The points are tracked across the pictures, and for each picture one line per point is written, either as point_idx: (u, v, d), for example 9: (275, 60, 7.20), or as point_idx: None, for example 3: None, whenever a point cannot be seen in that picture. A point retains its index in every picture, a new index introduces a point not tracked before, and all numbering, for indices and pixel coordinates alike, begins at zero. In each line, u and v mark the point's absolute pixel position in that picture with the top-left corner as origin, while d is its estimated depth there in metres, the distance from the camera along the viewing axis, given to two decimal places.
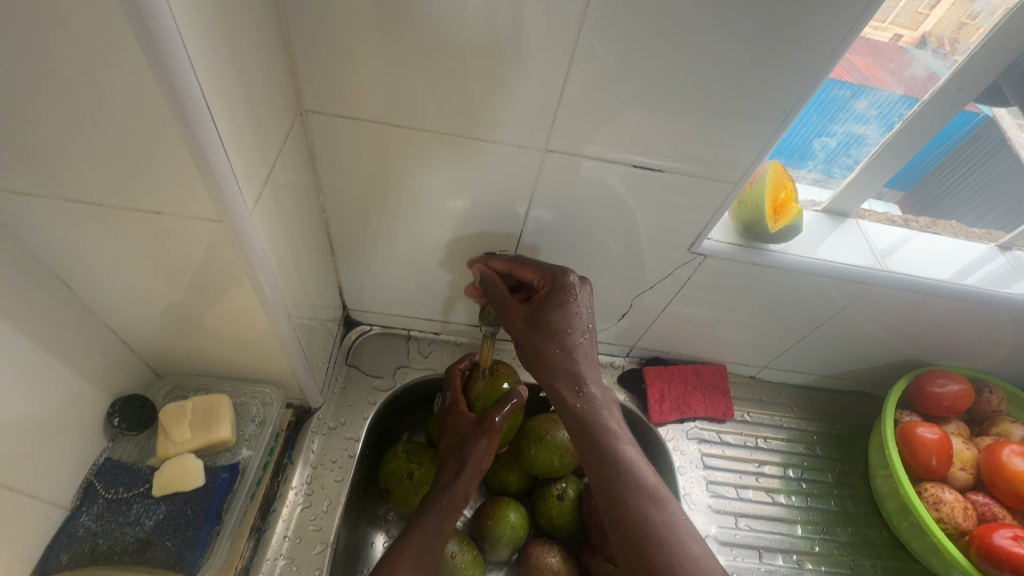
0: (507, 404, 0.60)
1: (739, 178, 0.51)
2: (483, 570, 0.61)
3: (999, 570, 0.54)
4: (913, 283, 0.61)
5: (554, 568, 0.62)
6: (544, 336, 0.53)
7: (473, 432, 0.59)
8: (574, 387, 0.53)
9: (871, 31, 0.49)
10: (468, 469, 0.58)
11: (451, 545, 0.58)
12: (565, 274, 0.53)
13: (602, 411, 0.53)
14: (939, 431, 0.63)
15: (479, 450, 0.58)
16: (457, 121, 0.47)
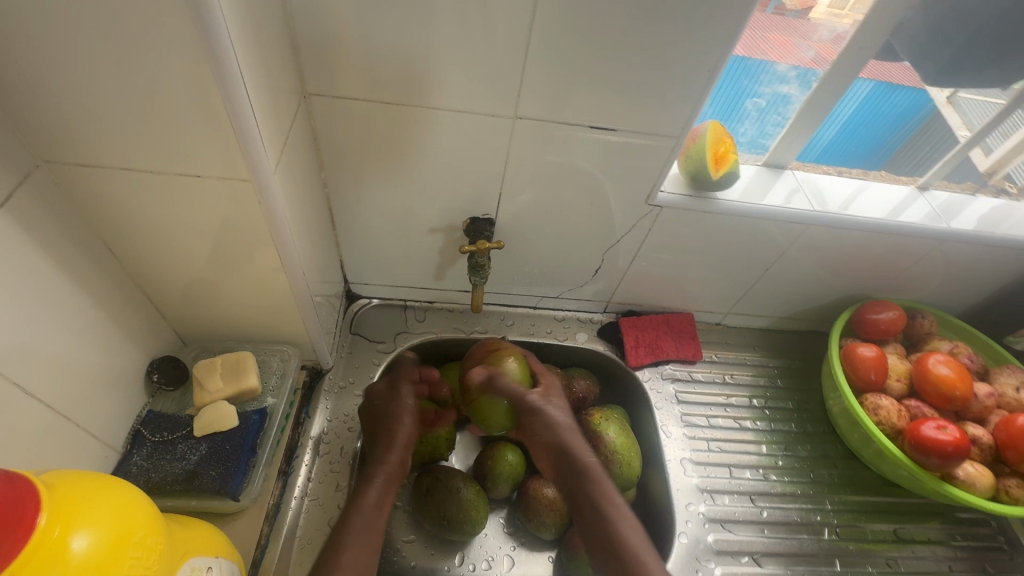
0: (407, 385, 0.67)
1: (680, 134, 0.57)
2: (486, 504, 0.70)
3: (928, 457, 0.63)
4: (841, 220, 0.69)
5: (550, 498, 0.69)
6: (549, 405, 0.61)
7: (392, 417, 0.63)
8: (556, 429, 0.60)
9: (824, 15, 0.60)
10: (392, 452, 0.59)
11: (467, 489, 0.68)
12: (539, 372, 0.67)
13: (595, 467, 0.58)
14: (877, 349, 0.72)
15: (402, 435, 0.61)
16: (439, 96, 0.53)
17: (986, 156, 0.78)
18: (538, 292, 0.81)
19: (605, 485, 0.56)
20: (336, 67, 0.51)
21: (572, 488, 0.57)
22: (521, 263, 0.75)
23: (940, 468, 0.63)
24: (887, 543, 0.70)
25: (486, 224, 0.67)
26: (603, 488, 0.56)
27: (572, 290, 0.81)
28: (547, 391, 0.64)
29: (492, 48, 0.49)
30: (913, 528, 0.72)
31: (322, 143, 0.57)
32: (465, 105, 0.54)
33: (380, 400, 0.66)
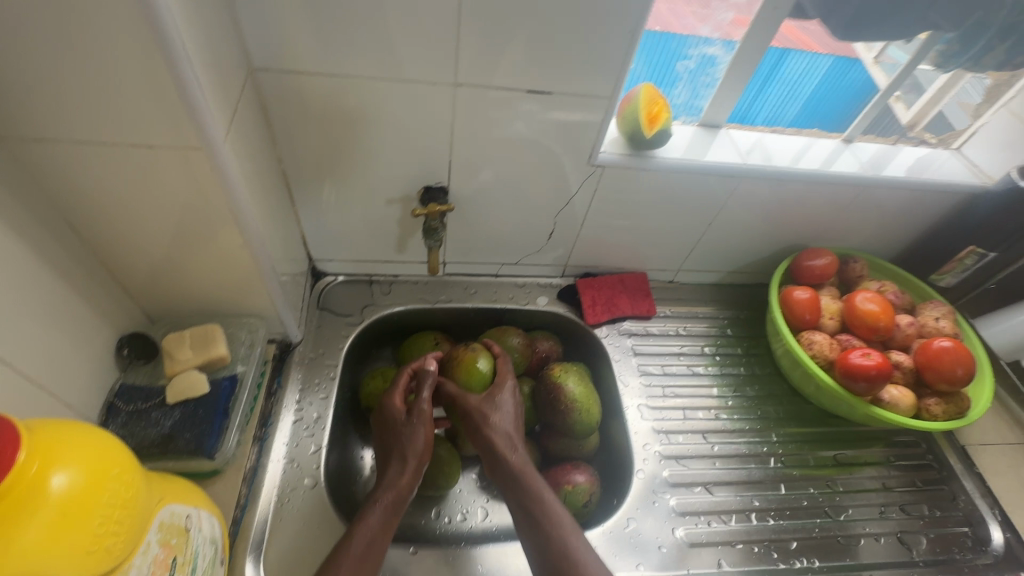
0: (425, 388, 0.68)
1: (611, 95, 0.61)
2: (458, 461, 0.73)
3: (855, 382, 0.69)
4: (771, 172, 0.74)
5: None
6: (488, 412, 0.67)
7: (408, 425, 0.65)
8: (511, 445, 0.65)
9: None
10: (385, 490, 0.60)
11: (442, 446, 0.71)
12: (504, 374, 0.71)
13: (530, 469, 0.64)
14: (811, 292, 0.77)
15: (394, 469, 0.62)
16: (381, 67, 0.56)
17: (907, 109, 0.85)
18: (498, 259, 0.85)
19: (538, 486, 0.62)
20: (281, 43, 0.53)
21: (510, 491, 0.63)
22: (479, 231, 0.79)
23: (868, 392, 0.69)
24: (829, 467, 0.76)
25: (439, 192, 0.70)
26: (536, 489, 0.62)
27: (530, 256, 0.85)
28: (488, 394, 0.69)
29: (428, 18, 0.52)
30: (851, 453, 0.78)
31: (274, 119, 0.60)
32: (408, 74, 0.57)
33: (378, 434, 0.67)
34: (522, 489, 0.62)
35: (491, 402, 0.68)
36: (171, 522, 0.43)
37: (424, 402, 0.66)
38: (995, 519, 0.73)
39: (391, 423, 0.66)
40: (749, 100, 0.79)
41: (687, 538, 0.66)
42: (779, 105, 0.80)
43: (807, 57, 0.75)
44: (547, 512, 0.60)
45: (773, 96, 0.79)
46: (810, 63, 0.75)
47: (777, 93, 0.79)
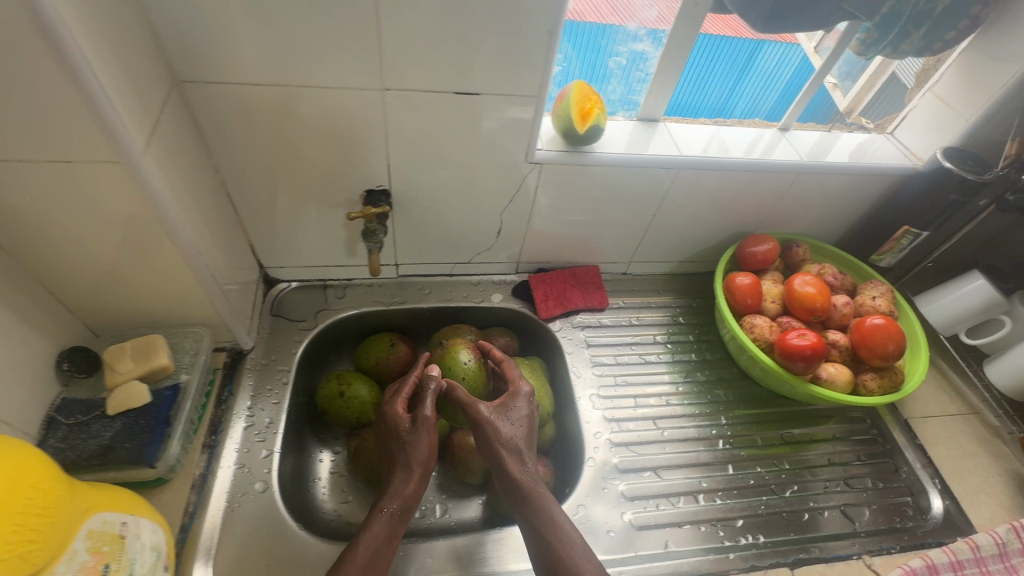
0: (428, 395, 0.67)
1: (539, 93, 0.63)
2: None
3: (792, 361, 0.71)
4: (707, 162, 0.76)
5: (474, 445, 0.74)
6: (499, 426, 0.66)
7: (412, 435, 0.65)
8: (520, 460, 0.65)
9: None
10: (392, 497, 0.62)
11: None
12: (519, 385, 0.71)
13: (535, 486, 0.64)
14: (752, 277, 0.79)
15: (401, 476, 0.63)
16: (306, 74, 0.57)
17: (844, 96, 0.86)
18: (450, 259, 0.86)
19: (543, 503, 0.62)
20: (202, 53, 0.54)
21: (514, 503, 0.64)
22: (427, 232, 0.80)
23: (806, 371, 0.71)
24: (776, 446, 0.79)
25: (381, 195, 0.71)
26: (541, 507, 0.62)
27: (481, 255, 0.86)
28: (498, 405, 0.68)
29: (346, 24, 0.53)
30: (798, 431, 0.81)
31: (206, 129, 0.60)
32: (334, 79, 0.58)
33: (386, 443, 0.67)
34: (527, 505, 0.63)
35: (501, 414, 0.67)
36: (102, 530, 0.44)
37: (426, 412, 0.66)
38: (935, 488, 0.76)
39: (399, 435, 0.66)
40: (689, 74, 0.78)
41: (636, 522, 0.68)
42: (755, 96, 0.83)
43: (782, 48, 0.77)
44: (550, 531, 0.60)
45: (748, 87, 0.82)
46: (786, 54, 0.78)
47: (753, 84, 0.81)
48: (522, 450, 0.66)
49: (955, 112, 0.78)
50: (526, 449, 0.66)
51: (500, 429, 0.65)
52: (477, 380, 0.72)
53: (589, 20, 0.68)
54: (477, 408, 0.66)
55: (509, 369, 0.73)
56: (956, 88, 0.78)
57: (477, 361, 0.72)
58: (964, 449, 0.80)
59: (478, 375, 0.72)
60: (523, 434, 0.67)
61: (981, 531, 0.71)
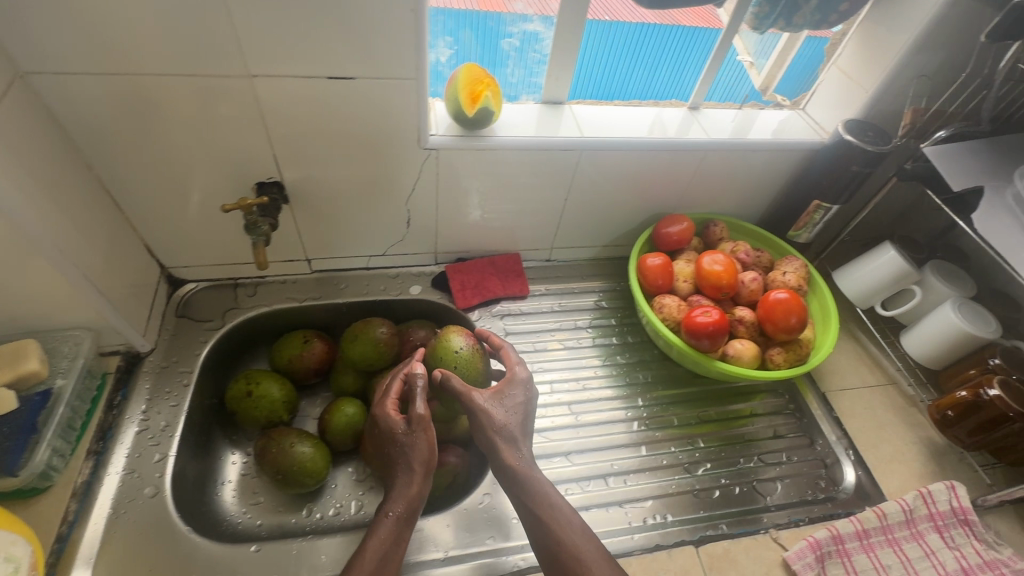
0: (416, 391, 0.64)
1: (417, 74, 0.61)
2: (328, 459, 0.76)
3: (697, 339, 0.71)
4: (610, 142, 0.75)
5: None
6: (493, 412, 0.63)
7: (410, 433, 0.61)
8: (513, 445, 0.63)
9: None
10: (396, 500, 0.59)
11: (305, 445, 0.72)
12: (514, 369, 0.68)
13: (531, 471, 0.62)
14: (663, 257, 0.79)
15: (404, 479, 0.60)
16: (164, 62, 0.55)
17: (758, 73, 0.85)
18: (363, 251, 0.84)
19: (539, 489, 0.60)
20: (43, 43, 0.51)
21: (508, 491, 0.61)
22: (333, 225, 0.78)
23: (711, 349, 0.71)
24: (691, 426, 0.79)
25: (273, 187, 0.69)
26: (535, 493, 0.60)
27: (395, 246, 0.85)
28: (493, 392, 0.65)
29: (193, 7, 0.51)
30: (716, 410, 0.81)
31: (68, 124, 0.58)
32: (194, 69, 0.56)
33: (385, 448, 0.63)
34: (520, 492, 0.60)
35: (495, 401, 0.64)
36: None
37: (419, 410, 0.62)
38: (849, 459, 0.77)
39: (392, 432, 0.62)
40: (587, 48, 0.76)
41: None
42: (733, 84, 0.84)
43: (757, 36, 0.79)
44: (547, 518, 0.58)
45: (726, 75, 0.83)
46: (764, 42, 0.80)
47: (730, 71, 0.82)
48: (517, 436, 0.63)
49: (856, 83, 0.78)
50: (523, 434, 0.64)
51: (493, 416, 0.63)
52: (473, 366, 0.70)
53: (473, 9, 0.68)
54: (471, 397, 0.64)
55: (507, 355, 0.70)
56: (857, 61, 0.78)
57: (473, 346, 0.71)
58: (880, 420, 0.81)
59: (475, 360, 0.70)
60: (517, 419, 0.65)
61: (890, 500, 0.72)
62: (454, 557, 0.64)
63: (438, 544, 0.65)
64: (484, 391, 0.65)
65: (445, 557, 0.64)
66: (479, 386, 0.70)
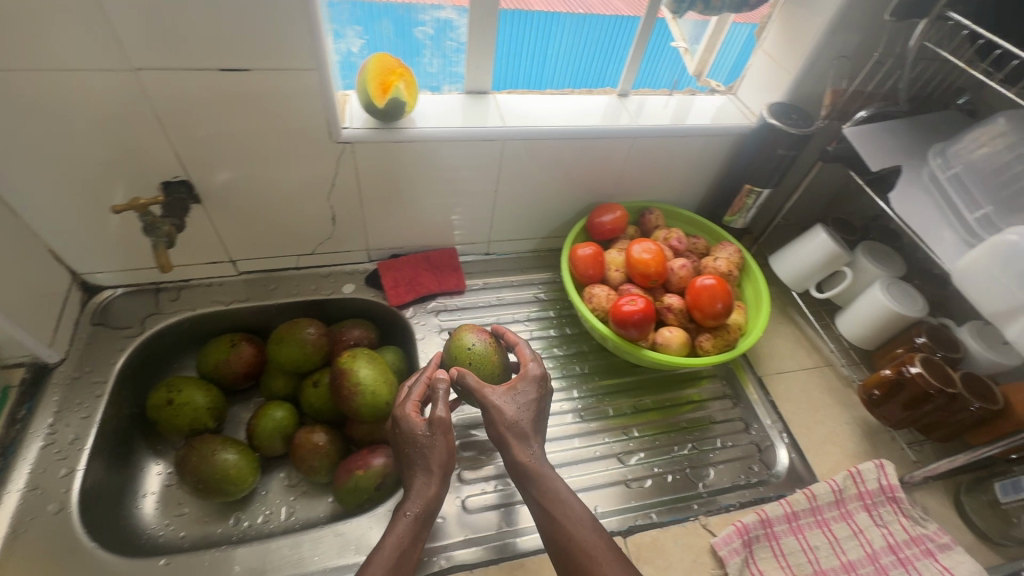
0: (440, 393, 0.61)
1: (317, 63, 0.59)
2: (257, 464, 0.74)
3: (623, 328, 0.70)
4: (533, 131, 0.74)
5: (320, 443, 0.73)
6: (503, 408, 0.61)
7: (430, 435, 0.59)
8: (523, 441, 0.60)
9: None
10: (412, 501, 0.57)
11: (229, 453, 0.70)
12: (527, 364, 0.65)
13: (543, 468, 0.59)
14: (593, 247, 0.78)
15: (421, 479, 0.58)
16: (37, 57, 0.52)
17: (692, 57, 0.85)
18: (290, 251, 0.82)
19: (553, 487, 0.58)
20: None
21: (521, 488, 0.60)
22: (254, 224, 0.76)
23: (637, 337, 0.70)
24: (626, 416, 0.78)
25: (180, 185, 0.67)
26: (549, 490, 0.58)
27: (324, 245, 0.83)
28: (505, 386, 0.63)
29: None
30: (653, 399, 0.80)
31: None
32: (71, 64, 0.53)
33: (401, 447, 0.61)
34: (532, 490, 0.58)
35: (507, 395, 0.62)
36: None
37: (438, 411, 0.59)
38: (783, 442, 0.77)
39: (406, 431, 0.60)
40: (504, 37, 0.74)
41: (467, 505, 0.68)
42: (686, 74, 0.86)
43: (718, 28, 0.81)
44: (560, 517, 0.56)
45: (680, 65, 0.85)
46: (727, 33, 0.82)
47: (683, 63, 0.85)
48: (527, 432, 0.61)
49: (779, 65, 0.78)
50: (536, 430, 0.62)
51: (503, 412, 0.61)
52: (489, 364, 0.69)
53: None
54: (484, 395, 0.62)
55: (523, 350, 0.68)
56: (782, 43, 0.77)
57: (487, 341, 0.70)
58: (815, 402, 0.82)
59: (491, 355, 0.69)
60: (529, 414, 0.62)
61: (821, 481, 0.72)
62: (476, 539, 0.66)
63: (464, 524, 0.67)
64: (497, 387, 0.63)
65: (468, 538, 0.66)
66: (499, 381, 0.69)
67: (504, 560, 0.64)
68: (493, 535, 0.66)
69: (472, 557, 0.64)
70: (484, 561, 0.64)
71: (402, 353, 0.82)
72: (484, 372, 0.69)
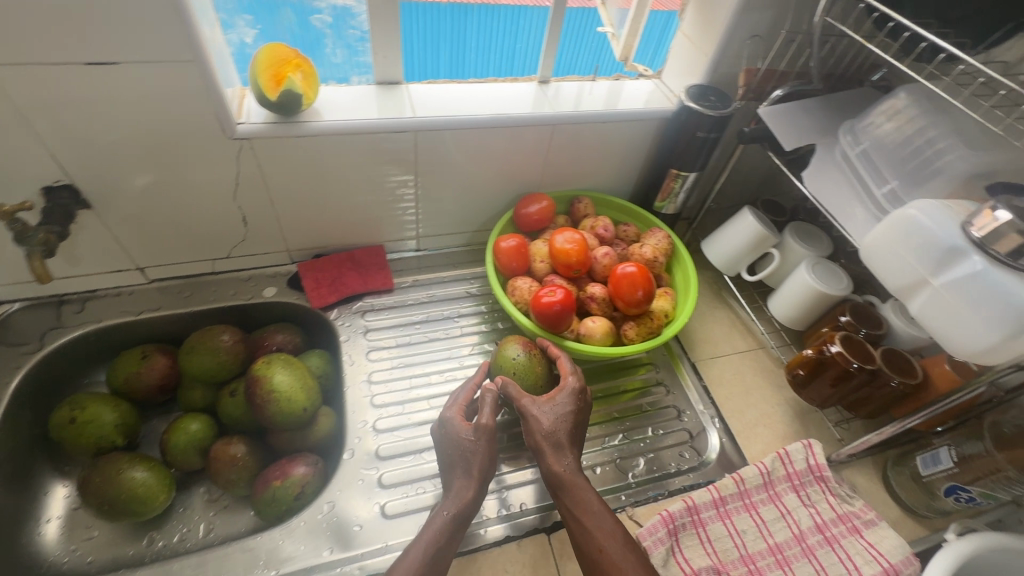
0: (486, 402, 0.63)
1: (195, 55, 0.56)
2: (172, 481, 0.70)
3: (544, 321, 0.68)
4: (445, 121, 0.71)
5: (237, 455, 0.69)
6: (539, 417, 0.63)
7: (474, 440, 0.62)
8: (558, 451, 0.62)
9: None
10: (449, 502, 0.59)
11: (137, 470, 0.66)
12: (566, 376, 0.67)
13: (576, 478, 0.60)
14: (517, 238, 0.76)
15: (460, 483, 0.60)
16: None
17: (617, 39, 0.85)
18: (204, 255, 0.79)
19: (585, 497, 0.59)
20: None
21: (554, 497, 0.61)
22: (157, 229, 0.72)
23: (558, 329, 0.69)
24: None
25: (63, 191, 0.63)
26: (581, 500, 0.59)
27: (239, 247, 0.79)
28: (545, 397, 0.65)
29: None
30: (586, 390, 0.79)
31: None
32: None
33: (445, 450, 0.63)
34: (564, 500, 0.59)
35: (547, 405, 0.64)
36: None
37: (482, 418, 0.62)
38: (714, 427, 0.77)
39: (449, 436, 0.63)
40: (410, 26, 0.73)
41: (387, 511, 0.65)
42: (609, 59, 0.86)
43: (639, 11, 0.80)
44: (591, 527, 0.57)
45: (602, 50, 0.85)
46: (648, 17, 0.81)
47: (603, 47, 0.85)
48: (562, 442, 0.62)
49: (697, 47, 0.77)
50: (574, 442, 0.63)
51: (539, 422, 0.62)
52: (534, 376, 0.67)
53: None
54: (524, 405, 0.64)
55: (564, 362, 0.68)
56: (698, 24, 0.76)
57: (529, 351, 0.68)
58: (748, 385, 0.81)
59: (534, 367, 0.67)
60: (566, 425, 0.63)
61: (751, 464, 0.72)
62: (511, 516, 0.65)
63: (495, 504, 0.66)
64: (537, 397, 0.65)
65: (503, 517, 0.65)
66: (540, 391, 0.68)
67: (542, 531, 0.65)
68: (526, 510, 0.66)
69: (511, 533, 0.64)
70: (523, 536, 0.64)
71: (328, 356, 0.79)
72: (534, 385, 0.67)
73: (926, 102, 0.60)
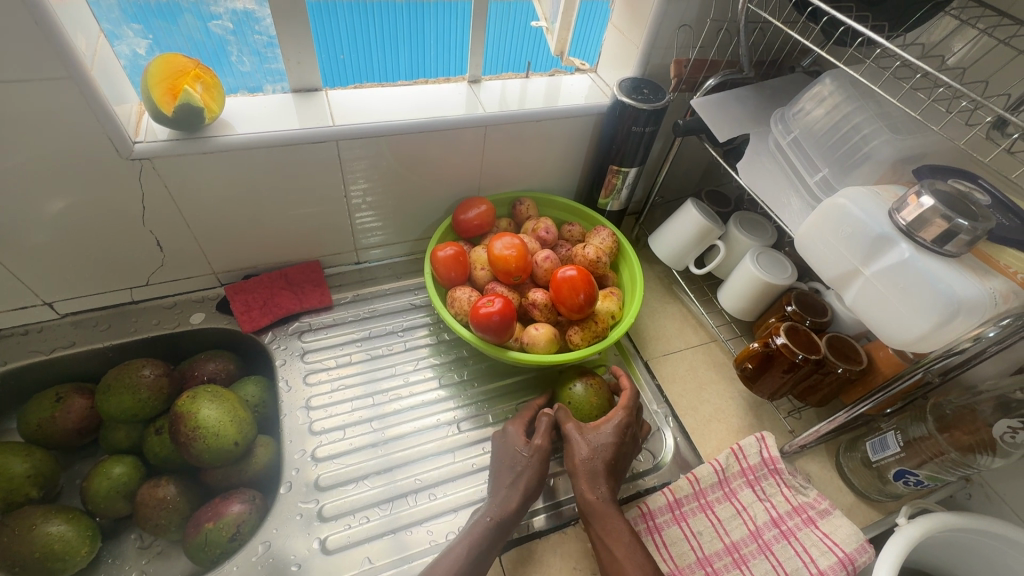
0: (541, 424, 0.66)
1: (70, 72, 0.51)
2: (96, 532, 0.65)
3: (483, 332, 0.66)
4: (368, 128, 0.67)
5: (166, 497, 0.64)
6: (578, 443, 0.63)
7: (524, 452, 0.63)
8: (593, 482, 0.61)
9: None
10: (492, 507, 0.59)
11: (54, 524, 0.61)
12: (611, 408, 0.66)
13: (609, 509, 0.60)
14: (454, 246, 0.73)
15: (505, 492, 0.60)
16: None
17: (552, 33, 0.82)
18: (118, 284, 0.73)
19: (616, 527, 0.58)
20: None
21: (585, 526, 0.60)
22: (60, 261, 0.67)
23: (499, 340, 0.66)
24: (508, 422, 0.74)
25: None
26: (612, 531, 0.58)
27: (157, 273, 0.74)
28: (592, 426, 0.64)
29: None
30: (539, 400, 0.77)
31: None
32: None
33: (497, 457, 0.64)
34: (594, 527, 0.59)
35: (592, 433, 0.64)
36: None
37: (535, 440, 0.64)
38: (669, 425, 0.75)
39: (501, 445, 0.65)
40: (324, 32, 0.69)
41: (328, 546, 0.61)
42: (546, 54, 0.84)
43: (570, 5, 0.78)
44: (620, 557, 0.56)
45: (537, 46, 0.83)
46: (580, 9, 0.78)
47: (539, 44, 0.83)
48: (598, 471, 0.61)
49: (628, 40, 0.75)
50: (615, 471, 0.62)
51: (579, 450, 0.62)
52: (592, 408, 0.68)
53: None
54: (571, 430, 0.64)
55: (625, 394, 0.68)
56: (626, 15, 0.74)
57: (587, 384, 0.69)
58: (702, 379, 0.80)
59: (591, 399, 0.68)
60: (609, 453, 0.62)
61: (705, 462, 0.70)
62: (556, 503, 0.66)
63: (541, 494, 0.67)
64: (584, 427, 0.65)
65: (549, 504, 0.66)
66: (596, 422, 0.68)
67: None
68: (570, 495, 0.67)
69: (557, 521, 0.64)
70: (527, 538, 0.63)
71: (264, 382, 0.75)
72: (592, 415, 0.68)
73: (851, 88, 0.60)
